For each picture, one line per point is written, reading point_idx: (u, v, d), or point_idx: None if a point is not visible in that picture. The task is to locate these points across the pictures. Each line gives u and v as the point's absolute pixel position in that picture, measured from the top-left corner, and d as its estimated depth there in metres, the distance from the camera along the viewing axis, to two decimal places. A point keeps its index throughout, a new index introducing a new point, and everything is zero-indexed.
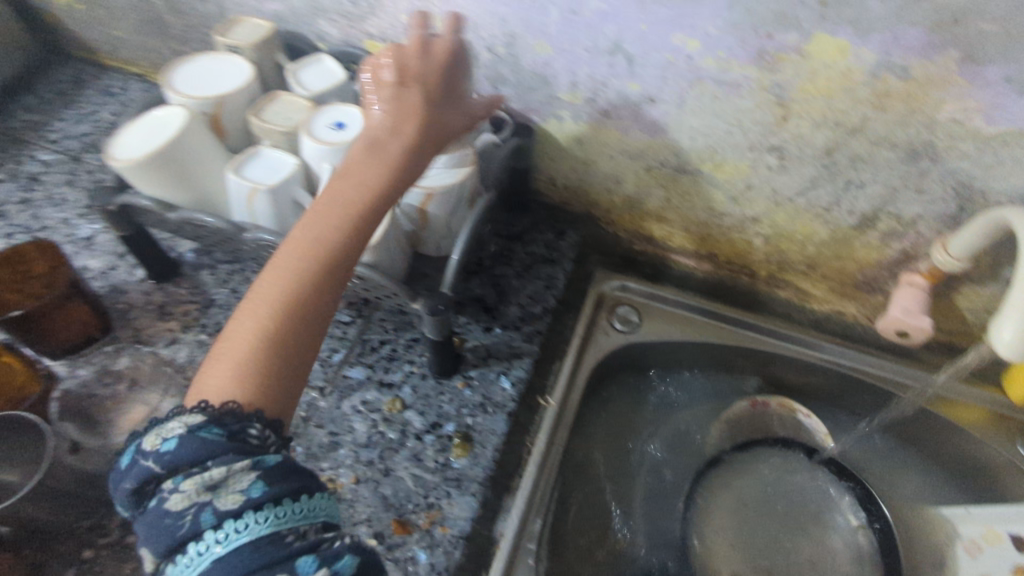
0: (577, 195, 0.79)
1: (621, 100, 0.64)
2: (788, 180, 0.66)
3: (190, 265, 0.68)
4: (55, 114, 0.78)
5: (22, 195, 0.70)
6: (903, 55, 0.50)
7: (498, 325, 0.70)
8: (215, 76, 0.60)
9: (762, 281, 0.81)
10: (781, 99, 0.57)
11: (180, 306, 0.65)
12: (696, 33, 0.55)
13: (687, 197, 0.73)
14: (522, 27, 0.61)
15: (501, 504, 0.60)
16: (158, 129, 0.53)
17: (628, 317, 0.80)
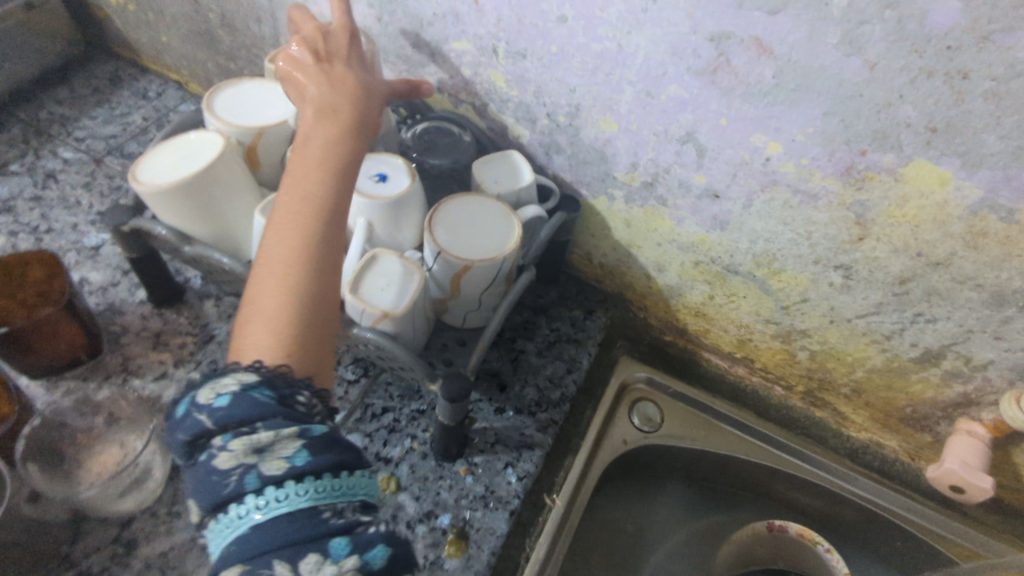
0: (613, 275, 0.73)
1: (682, 189, 0.59)
2: (851, 300, 0.60)
3: (195, 293, 0.63)
4: (85, 111, 0.75)
5: (34, 191, 0.67)
6: (1012, 198, 0.45)
7: (510, 406, 0.63)
8: (260, 104, 0.56)
9: (800, 398, 0.73)
10: (861, 218, 0.52)
11: (176, 338, 0.60)
12: (780, 136, 0.50)
13: (733, 298, 0.67)
14: (590, 100, 0.57)
15: None
16: (190, 158, 0.50)
17: (649, 416, 0.73)
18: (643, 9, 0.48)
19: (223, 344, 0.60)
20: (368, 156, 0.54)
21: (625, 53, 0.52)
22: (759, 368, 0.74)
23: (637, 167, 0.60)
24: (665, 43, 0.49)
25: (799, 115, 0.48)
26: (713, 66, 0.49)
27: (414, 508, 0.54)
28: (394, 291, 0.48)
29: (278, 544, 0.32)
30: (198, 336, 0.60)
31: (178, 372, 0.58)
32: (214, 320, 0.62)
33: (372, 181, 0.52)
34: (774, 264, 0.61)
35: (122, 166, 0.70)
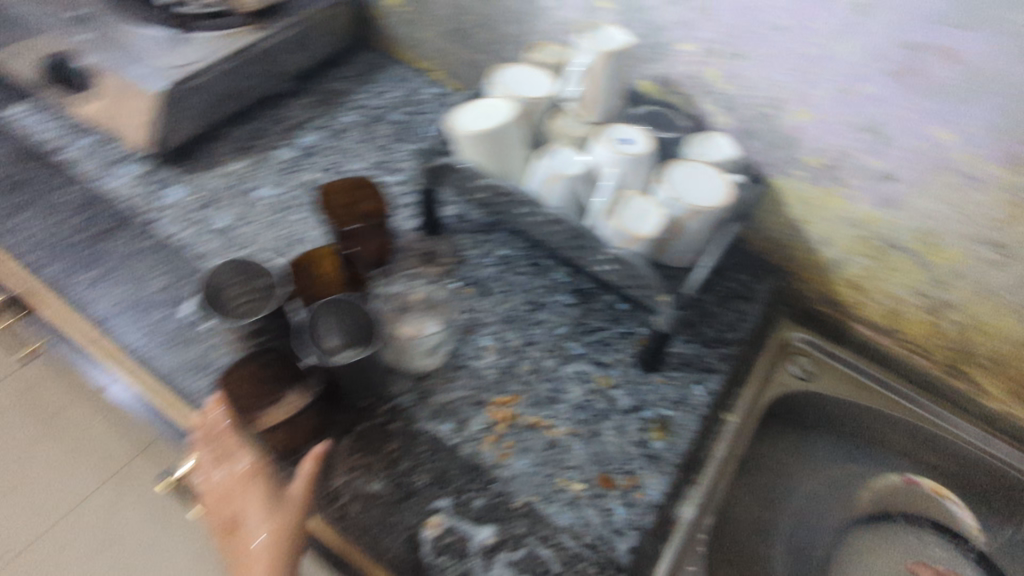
0: (778, 249, 0.86)
1: (860, 171, 0.72)
2: (1002, 276, 0.69)
3: (450, 228, 0.81)
4: (356, 88, 0.94)
5: (329, 143, 0.85)
6: None
7: (696, 340, 0.77)
8: (529, 80, 0.72)
9: (941, 369, 0.82)
10: (1017, 200, 0.63)
11: (442, 258, 0.77)
12: (956, 129, 0.62)
13: (892, 271, 0.78)
14: (791, 96, 0.71)
15: (683, 492, 0.67)
16: (493, 113, 0.66)
17: (805, 369, 0.86)
18: (856, 21, 0.62)
19: (475, 267, 0.77)
20: (611, 125, 0.70)
21: (829, 57, 0.66)
22: (901, 340, 0.83)
23: (821, 152, 0.73)
24: (868, 49, 0.63)
25: (978, 110, 0.60)
26: (908, 68, 0.62)
27: (627, 401, 0.68)
28: (644, 221, 0.62)
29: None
30: (457, 260, 0.78)
31: (444, 282, 0.75)
32: (467, 249, 0.79)
33: (620, 142, 0.67)
34: (931, 241, 0.72)
35: (388, 131, 0.89)
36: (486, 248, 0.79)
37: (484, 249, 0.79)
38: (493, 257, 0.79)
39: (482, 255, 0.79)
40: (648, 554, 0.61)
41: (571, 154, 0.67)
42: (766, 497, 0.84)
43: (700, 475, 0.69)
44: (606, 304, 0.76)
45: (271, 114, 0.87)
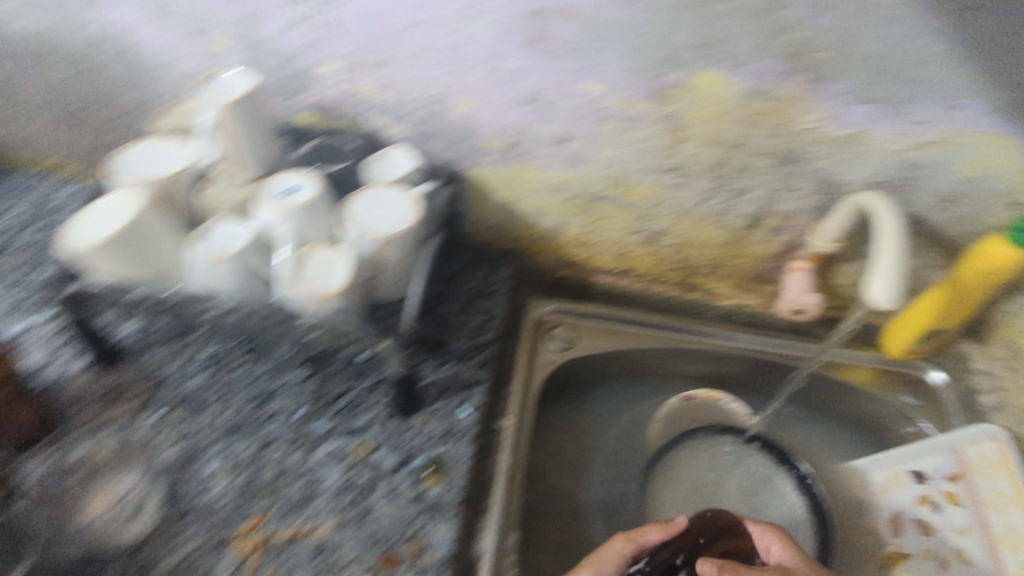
0: (497, 237, 0.67)
1: (533, 142, 0.54)
2: (684, 195, 0.55)
3: (128, 352, 0.56)
4: None
5: None
6: (773, 81, 0.45)
7: (430, 367, 0.57)
8: (155, 158, 0.50)
9: (676, 290, 0.68)
10: (676, 124, 0.49)
11: (131, 389, 0.54)
12: (604, 79, 0.47)
13: (608, 223, 0.61)
14: (442, 93, 0.52)
15: (474, 524, 0.52)
16: (115, 215, 0.44)
17: (561, 342, 0.67)
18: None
19: (139, 395, 0.53)
20: (275, 177, 0.50)
21: (402, 40, 0.48)
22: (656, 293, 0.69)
23: (454, 155, 0.58)
24: (486, 9, 0.45)
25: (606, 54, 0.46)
26: (536, 35, 0.46)
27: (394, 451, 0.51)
28: (332, 273, 0.45)
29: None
30: (139, 395, 0.54)
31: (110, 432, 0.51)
32: (131, 373, 0.55)
33: (284, 195, 0.47)
34: (603, 215, 0.61)
35: (16, 260, 0.63)
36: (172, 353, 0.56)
37: (151, 376, 0.55)
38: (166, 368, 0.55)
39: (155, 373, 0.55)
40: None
41: (229, 227, 0.47)
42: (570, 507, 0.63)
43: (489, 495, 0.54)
44: (320, 354, 0.55)
45: None
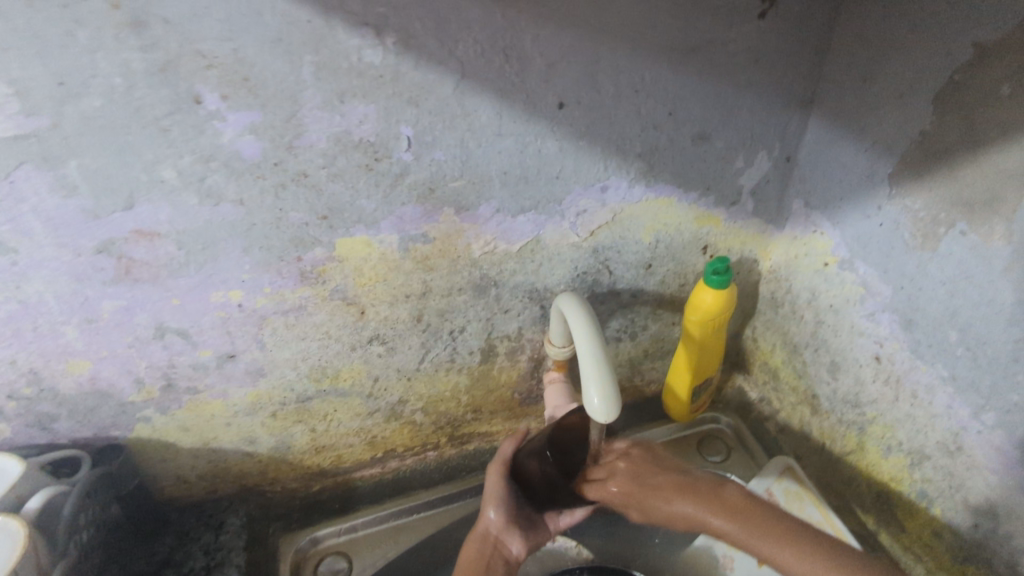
0: (222, 477, 0.67)
1: (195, 372, 0.56)
2: (402, 358, 0.67)
3: None
4: None
5: None
6: (416, 227, 0.56)
7: (235, 566, 0.64)
8: None
9: (449, 446, 0.81)
10: (347, 299, 0.58)
11: None
12: (232, 285, 0.52)
13: (349, 386, 0.66)
14: (43, 360, 0.50)
15: None
16: None
17: (336, 569, 0.71)
18: (13, 263, 0.44)
19: None
20: None
21: (31, 304, 0.46)
22: (479, 369, 0.74)
23: (193, 380, 0.56)
24: (63, 275, 0.46)
25: (233, 248, 0.49)
26: (124, 268, 0.47)
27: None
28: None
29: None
30: None
31: None
32: None
33: None
34: (313, 408, 0.66)
35: None
36: None
37: None
38: None
39: None
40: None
41: None
42: None
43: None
44: (182, 555, 0.64)
45: None
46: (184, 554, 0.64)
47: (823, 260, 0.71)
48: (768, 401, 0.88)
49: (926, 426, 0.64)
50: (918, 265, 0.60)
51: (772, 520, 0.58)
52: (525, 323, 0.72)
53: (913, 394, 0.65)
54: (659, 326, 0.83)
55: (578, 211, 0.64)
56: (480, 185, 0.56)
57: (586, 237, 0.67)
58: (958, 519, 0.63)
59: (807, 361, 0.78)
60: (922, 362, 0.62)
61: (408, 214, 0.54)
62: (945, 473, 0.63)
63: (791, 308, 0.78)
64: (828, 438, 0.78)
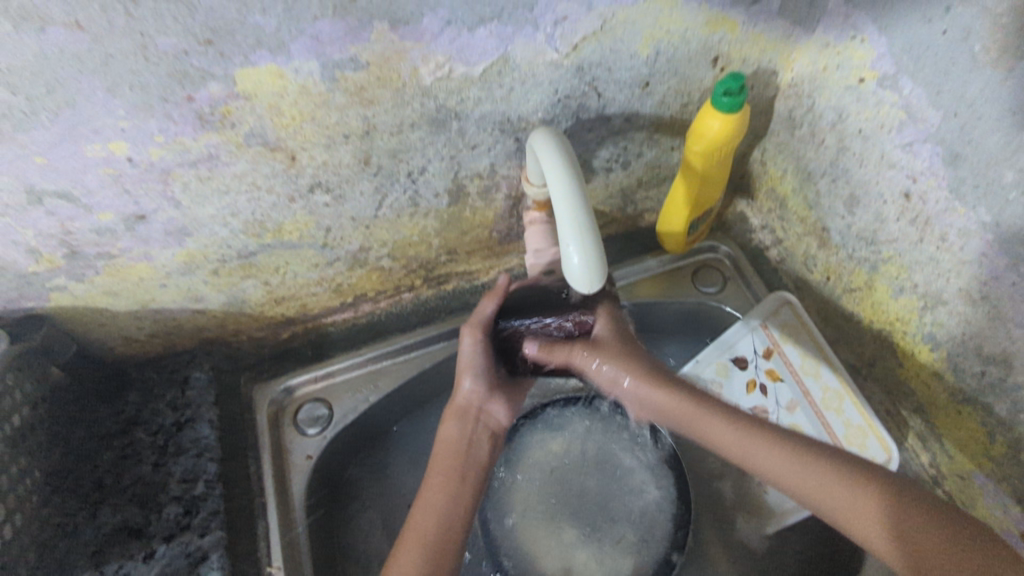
0: (174, 333, 0.62)
1: (102, 236, 0.49)
2: (357, 205, 0.57)
3: None
4: None
5: None
6: (339, 49, 0.44)
7: (205, 421, 0.61)
8: None
9: (426, 286, 0.72)
10: (269, 143, 0.48)
11: None
12: (107, 136, 0.42)
13: (297, 238, 0.58)
14: None
15: None
16: None
17: (317, 415, 0.66)
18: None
19: None
20: None
21: None
22: (448, 212, 0.64)
23: (101, 245, 0.49)
24: None
25: (93, 89, 0.39)
26: None
27: (167, 522, 0.55)
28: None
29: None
30: None
31: None
32: None
33: None
34: (260, 263, 0.59)
35: None
36: None
37: None
38: None
39: None
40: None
41: None
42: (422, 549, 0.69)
43: (264, 524, 0.59)
44: (149, 412, 0.61)
45: None
46: (152, 412, 0.61)
47: (857, 75, 0.58)
48: (770, 230, 0.79)
49: (950, 272, 0.56)
50: (982, 87, 0.48)
51: (767, 457, 0.56)
52: (498, 159, 0.60)
53: (940, 237, 0.56)
54: (656, 153, 0.71)
55: (556, 19, 0.50)
56: None
57: (568, 53, 0.53)
58: (965, 365, 0.58)
59: (821, 192, 0.68)
60: (961, 204, 0.53)
61: (326, 29, 0.42)
62: (959, 320, 0.57)
63: (811, 131, 0.66)
64: (834, 273, 0.70)
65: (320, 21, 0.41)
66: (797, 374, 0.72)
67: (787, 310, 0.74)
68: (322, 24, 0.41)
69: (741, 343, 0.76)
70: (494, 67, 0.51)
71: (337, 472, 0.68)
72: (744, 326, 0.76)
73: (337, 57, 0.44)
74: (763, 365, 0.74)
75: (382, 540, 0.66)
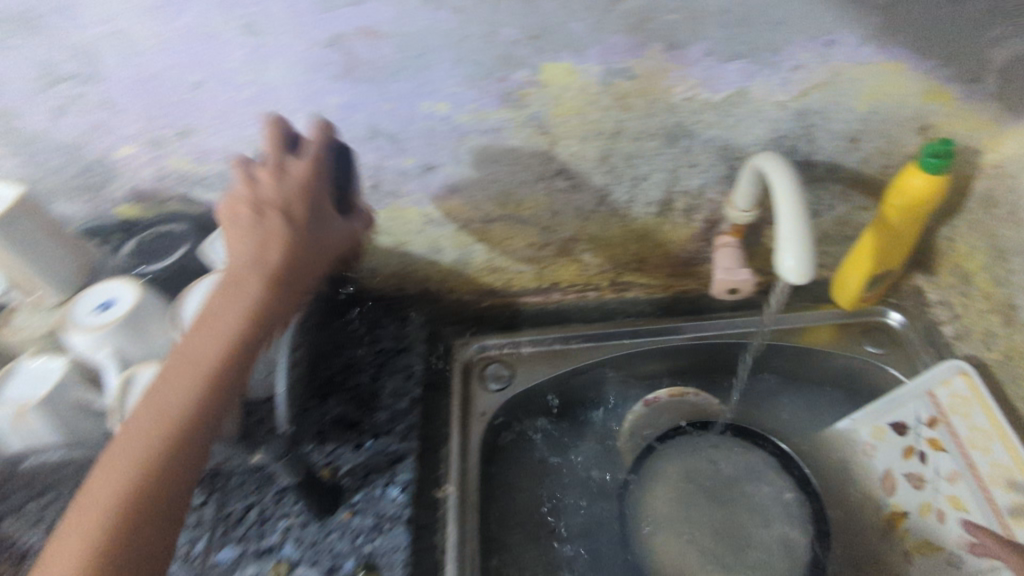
0: (407, 277, 0.75)
1: (402, 177, 0.62)
2: (585, 196, 0.68)
3: None
4: None
5: None
6: (622, 59, 0.54)
7: (415, 353, 0.72)
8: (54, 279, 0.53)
9: (609, 291, 0.82)
10: (543, 127, 0.60)
11: None
12: (442, 95, 0.55)
13: (528, 213, 0.69)
14: (276, 144, 0.55)
15: None
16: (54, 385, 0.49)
17: (500, 374, 0.77)
18: (259, 47, 0.48)
19: None
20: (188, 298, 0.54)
21: (272, 90, 0.51)
22: (652, 221, 0.73)
23: (398, 184, 0.63)
24: (298, 65, 0.50)
25: (446, 57, 0.51)
26: (348, 66, 0.51)
27: (377, 422, 0.65)
28: None
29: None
30: None
31: None
32: None
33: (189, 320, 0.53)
34: (495, 231, 0.70)
35: None
36: None
37: None
38: None
39: None
40: (429, 566, 0.59)
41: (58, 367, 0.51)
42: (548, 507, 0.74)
43: (446, 450, 0.68)
44: (374, 336, 0.73)
45: None
46: (376, 337, 0.73)
47: None
48: (949, 306, 0.80)
49: None
50: None
51: None
52: (709, 181, 0.69)
53: None
54: (845, 209, 0.77)
55: (795, 65, 0.59)
56: (697, 22, 0.53)
57: (796, 96, 0.61)
58: None
59: (1013, 271, 0.70)
60: None
61: (622, 42, 0.53)
62: None
63: (1010, 211, 0.69)
64: (1016, 353, 0.71)
65: (620, 33, 0.52)
66: (965, 448, 0.69)
67: (960, 379, 0.71)
68: (621, 37, 0.53)
69: (902, 404, 0.75)
70: (730, 98, 0.60)
71: (502, 434, 0.77)
72: (908, 390, 0.74)
73: (617, 66, 0.55)
74: (927, 434, 0.72)
75: (532, 492, 0.74)
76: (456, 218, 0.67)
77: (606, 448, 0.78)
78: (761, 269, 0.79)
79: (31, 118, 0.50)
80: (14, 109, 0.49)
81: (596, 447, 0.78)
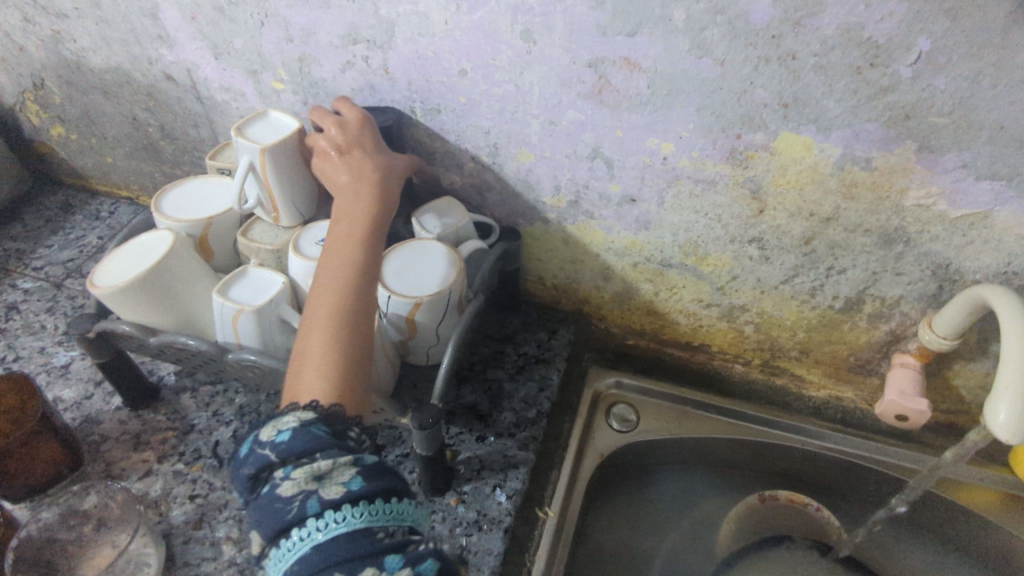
0: (567, 293, 0.78)
1: (602, 202, 0.64)
2: (772, 270, 0.65)
3: (170, 389, 0.66)
4: (66, 222, 0.83)
5: (83, 299, 0.73)
6: (865, 148, 0.52)
7: (556, 368, 0.73)
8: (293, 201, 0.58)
9: (759, 371, 0.78)
10: (756, 192, 0.59)
11: (158, 434, 0.62)
12: (669, 137, 0.56)
13: (706, 269, 0.68)
14: (505, 138, 0.62)
15: None
16: (258, 293, 0.55)
17: (625, 417, 0.78)
18: (527, 52, 0.54)
19: (204, 431, 0.63)
20: (395, 262, 0.60)
21: (523, 91, 0.57)
22: (832, 316, 0.68)
23: (595, 206, 0.65)
24: (553, 76, 0.55)
25: (689, 103, 0.53)
26: (598, 88, 0.55)
27: (503, 422, 0.67)
28: None
29: (338, 560, 0.35)
30: (178, 429, 0.63)
31: (162, 466, 0.60)
32: (191, 412, 0.64)
33: (392, 277, 0.58)
34: (668, 276, 0.70)
35: None
36: (217, 403, 0.65)
37: (216, 404, 0.65)
38: (225, 411, 0.64)
39: (213, 413, 0.64)
40: None
41: (262, 279, 0.56)
42: (630, 564, 0.73)
43: (557, 471, 0.69)
44: (522, 339, 0.76)
45: (21, 264, 0.77)
46: (524, 339, 0.76)
47: None
48: None
49: None
50: None
51: None
52: (910, 294, 0.62)
53: None
54: None
55: None
56: (961, 131, 0.49)
57: None
58: None
59: None
60: None
61: (870, 131, 0.51)
62: None
63: None
64: None
65: (871, 122, 0.50)
66: None
67: None
68: (871, 125, 0.50)
69: None
70: (969, 219, 0.54)
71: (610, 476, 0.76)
72: None
73: (853, 155, 0.53)
74: None
75: (619, 543, 0.74)
76: (638, 253, 0.68)
77: (704, 530, 0.76)
78: (936, 402, 0.72)
79: (326, 64, 0.60)
80: (315, 55, 0.60)
81: (695, 523, 0.77)
